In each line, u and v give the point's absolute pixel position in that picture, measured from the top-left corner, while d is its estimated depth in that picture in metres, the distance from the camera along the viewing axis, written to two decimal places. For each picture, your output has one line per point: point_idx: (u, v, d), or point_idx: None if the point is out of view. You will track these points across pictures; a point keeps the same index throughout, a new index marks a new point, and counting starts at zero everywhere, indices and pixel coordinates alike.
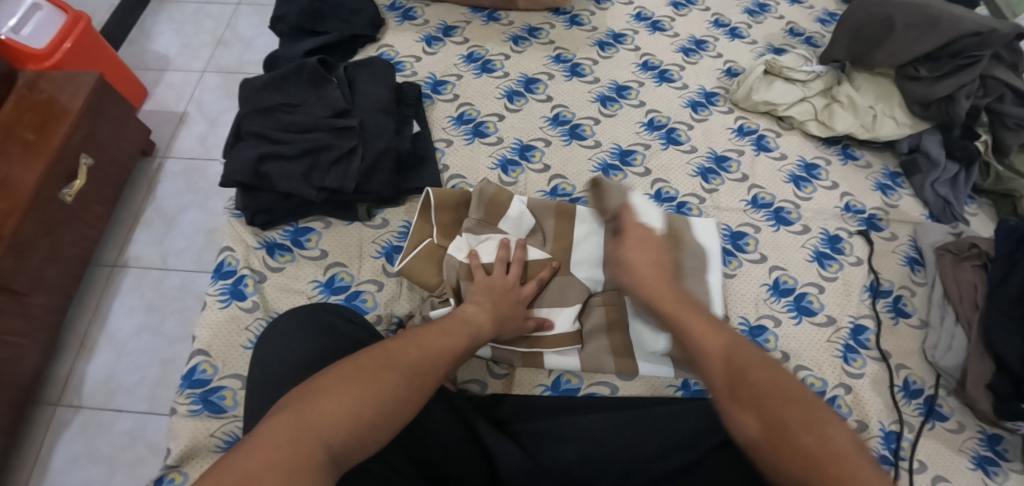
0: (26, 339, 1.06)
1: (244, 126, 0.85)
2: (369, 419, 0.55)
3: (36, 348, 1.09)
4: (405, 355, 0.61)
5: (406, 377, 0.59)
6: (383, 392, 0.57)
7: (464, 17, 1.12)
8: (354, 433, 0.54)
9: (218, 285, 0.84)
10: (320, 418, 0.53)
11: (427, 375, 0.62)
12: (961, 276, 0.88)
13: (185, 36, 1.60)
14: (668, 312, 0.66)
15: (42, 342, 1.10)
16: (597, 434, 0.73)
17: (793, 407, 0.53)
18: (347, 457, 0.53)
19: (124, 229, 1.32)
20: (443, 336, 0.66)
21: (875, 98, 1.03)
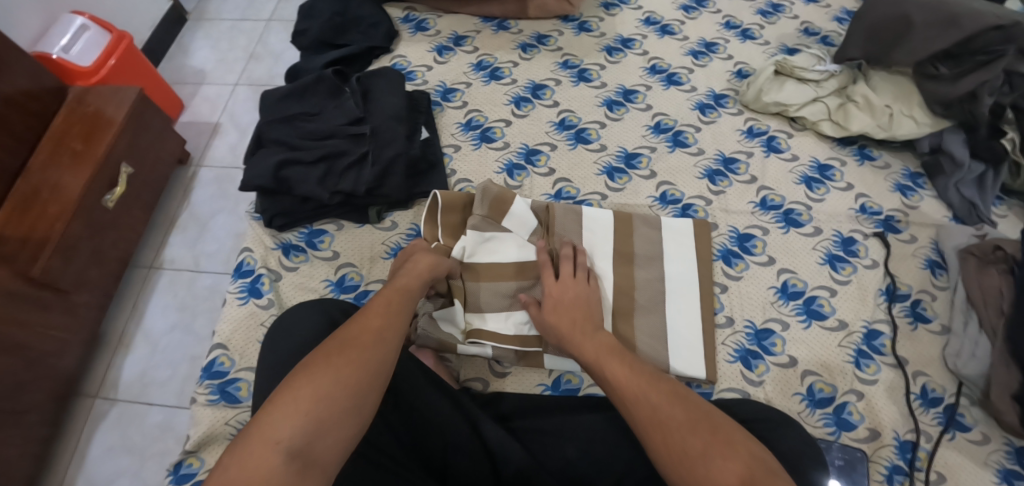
0: (71, 334, 1.14)
1: (267, 134, 0.89)
2: (320, 405, 0.52)
3: (78, 342, 1.16)
4: (350, 336, 0.58)
5: (340, 353, 0.56)
6: (327, 378, 0.54)
7: (475, 26, 1.15)
8: (304, 426, 0.51)
9: (238, 283, 0.85)
10: (273, 427, 0.51)
11: (372, 347, 0.58)
12: (986, 281, 0.83)
13: (221, 52, 1.69)
14: (591, 364, 0.65)
15: (84, 337, 1.18)
16: (602, 432, 0.72)
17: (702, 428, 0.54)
18: (304, 452, 0.50)
19: (159, 233, 1.40)
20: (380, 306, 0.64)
21: (892, 97, 1.00)
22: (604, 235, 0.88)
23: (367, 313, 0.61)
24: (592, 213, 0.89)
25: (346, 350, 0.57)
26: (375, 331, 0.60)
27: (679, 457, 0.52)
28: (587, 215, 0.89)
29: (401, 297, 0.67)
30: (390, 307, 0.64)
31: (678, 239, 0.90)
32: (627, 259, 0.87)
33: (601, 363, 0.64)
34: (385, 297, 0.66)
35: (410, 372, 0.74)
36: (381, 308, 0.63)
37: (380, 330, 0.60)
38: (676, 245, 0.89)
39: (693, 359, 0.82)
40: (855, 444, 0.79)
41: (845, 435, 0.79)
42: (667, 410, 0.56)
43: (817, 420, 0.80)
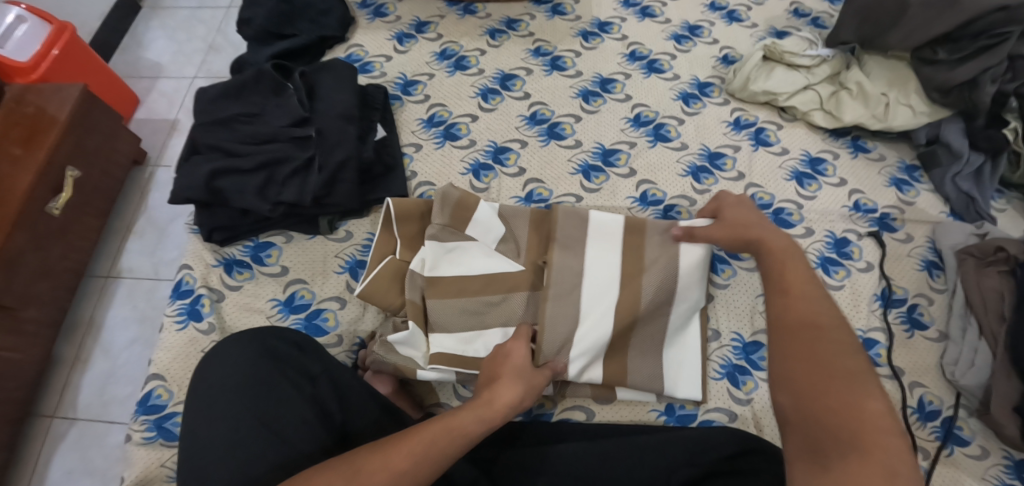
0: (23, 353, 1.06)
1: (200, 139, 0.80)
2: None
3: (31, 363, 1.08)
4: (360, 472, 0.50)
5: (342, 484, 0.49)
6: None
7: (439, 11, 1.06)
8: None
9: (176, 305, 0.77)
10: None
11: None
12: (984, 283, 0.78)
13: (174, 41, 1.57)
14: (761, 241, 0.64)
15: (38, 357, 1.09)
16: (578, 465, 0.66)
17: (867, 384, 0.49)
18: None
19: (115, 239, 1.30)
20: (425, 434, 0.54)
21: (887, 84, 0.93)
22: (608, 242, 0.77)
23: (396, 445, 0.53)
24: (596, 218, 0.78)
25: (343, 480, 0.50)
26: (393, 474, 0.51)
27: (825, 371, 0.51)
28: (594, 219, 0.78)
29: (451, 435, 0.55)
30: (430, 445, 0.53)
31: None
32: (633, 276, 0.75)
33: (774, 257, 0.62)
34: (431, 429, 0.55)
35: (362, 408, 0.63)
36: (418, 442, 0.54)
37: (399, 473, 0.51)
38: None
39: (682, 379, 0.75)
40: None
41: None
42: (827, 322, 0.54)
43: None
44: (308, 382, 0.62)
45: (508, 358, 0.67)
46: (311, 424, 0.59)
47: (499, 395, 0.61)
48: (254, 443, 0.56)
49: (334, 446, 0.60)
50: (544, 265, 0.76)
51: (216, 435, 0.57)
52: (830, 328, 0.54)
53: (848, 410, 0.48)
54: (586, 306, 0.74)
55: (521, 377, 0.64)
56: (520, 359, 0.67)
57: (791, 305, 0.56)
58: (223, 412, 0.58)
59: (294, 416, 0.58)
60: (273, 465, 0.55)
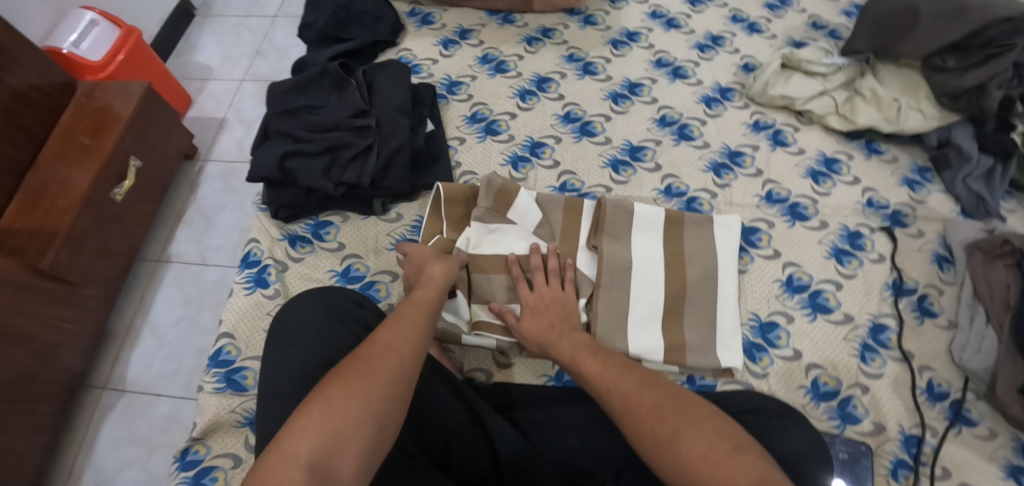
0: (81, 325, 1.10)
1: (272, 126, 0.90)
2: (335, 407, 0.54)
3: (85, 333, 1.12)
4: (362, 353, 0.58)
5: (351, 369, 0.56)
6: (340, 400, 0.54)
7: (480, 20, 1.17)
8: (321, 442, 0.52)
9: (244, 274, 0.86)
10: (291, 444, 0.51)
11: (386, 358, 0.58)
12: (992, 275, 0.82)
13: (225, 46, 1.69)
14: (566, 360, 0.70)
15: (91, 333, 1.13)
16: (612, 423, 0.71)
17: (704, 425, 0.55)
18: (324, 466, 0.51)
19: (167, 226, 1.36)
20: (399, 318, 0.64)
21: (899, 90, 1.00)
22: (653, 232, 0.87)
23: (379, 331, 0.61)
24: (643, 211, 0.88)
25: (358, 373, 0.56)
26: (388, 344, 0.60)
27: (658, 437, 0.56)
28: (639, 213, 0.88)
29: (419, 316, 0.65)
30: (407, 324, 0.63)
31: (720, 235, 0.88)
32: (677, 267, 0.85)
33: (577, 362, 0.68)
34: (401, 313, 0.65)
35: None
36: (395, 325, 0.63)
37: (390, 344, 0.60)
38: (697, 234, 0.88)
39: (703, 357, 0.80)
40: (861, 438, 0.78)
41: (850, 428, 0.79)
42: (638, 399, 0.60)
43: (822, 414, 0.80)
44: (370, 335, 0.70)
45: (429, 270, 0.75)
46: None
47: (435, 278, 0.73)
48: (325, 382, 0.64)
49: None
50: (595, 249, 0.85)
51: (292, 374, 0.65)
52: (653, 380, 0.62)
53: (720, 436, 0.54)
54: (620, 291, 0.83)
55: (450, 265, 0.76)
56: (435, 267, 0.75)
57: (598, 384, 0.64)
58: (297, 355, 0.66)
59: None
60: None
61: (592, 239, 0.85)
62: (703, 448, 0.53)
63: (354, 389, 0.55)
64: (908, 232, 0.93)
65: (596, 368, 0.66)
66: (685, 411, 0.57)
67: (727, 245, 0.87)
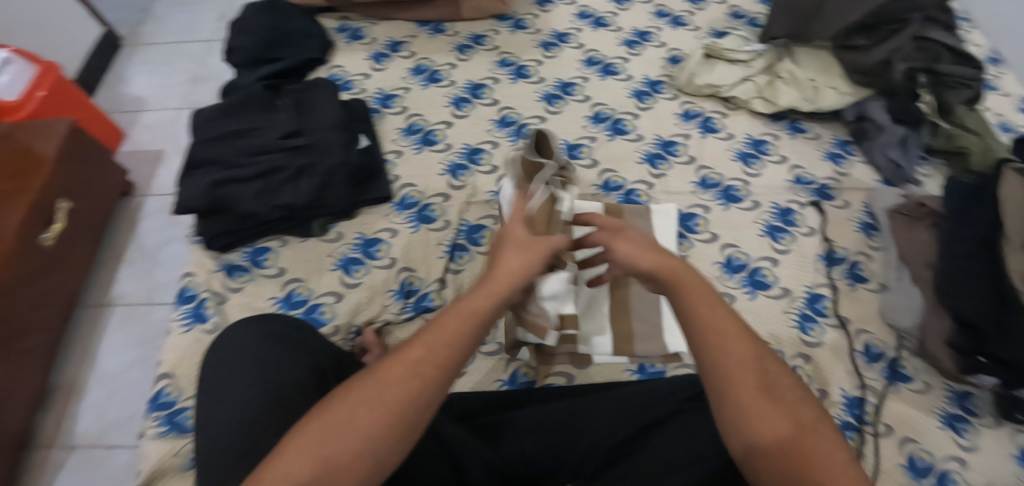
0: (22, 381, 1.05)
1: (196, 155, 0.87)
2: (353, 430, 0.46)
3: (25, 390, 1.06)
4: (395, 366, 0.50)
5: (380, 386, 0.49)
6: (337, 421, 0.46)
7: (411, 32, 1.17)
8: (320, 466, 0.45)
9: (182, 310, 0.83)
10: (278, 476, 0.44)
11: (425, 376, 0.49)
12: (914, 237, 0.87)
13: (155, 75, 1.63)
14: (678, 300, 0.57)
15: (33, 387, 1.08)
16: (570, 421, 0.69)
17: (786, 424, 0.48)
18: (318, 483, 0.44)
19: (107, 268, 1.31)
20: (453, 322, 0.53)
21: (816, 71, 1.04)
22: (591, 224, 0.88)
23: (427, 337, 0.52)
24: (579, 205, 0.89)
25: (381, 388, 0.48)
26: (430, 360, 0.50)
27: (741, 423, 0.48)
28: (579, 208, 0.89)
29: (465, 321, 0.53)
30: (458, 332, 0.53)
31: (659, 223, 0.91)
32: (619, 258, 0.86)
33: (690, 305, 0.55)
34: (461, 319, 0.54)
35: None
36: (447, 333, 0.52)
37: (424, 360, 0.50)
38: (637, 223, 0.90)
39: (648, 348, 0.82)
40: None
41: None
42: (735, 372, 0.51)
43: None
44: (311, 358, 0.68)
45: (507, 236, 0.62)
46: (314, 390, 0.64)
47: (508, 260, 0.59)
48: (263, 410, 0.60)
49: None
50: None
51: (226, 404, 0.61)
52: (756, 353, 0.52)
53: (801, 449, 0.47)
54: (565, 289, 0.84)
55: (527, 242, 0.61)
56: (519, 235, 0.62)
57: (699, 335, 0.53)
58: (233, 384, 0.63)
59: (295, 384, 0.63)
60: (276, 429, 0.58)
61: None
62: (782, 449, 0.47)
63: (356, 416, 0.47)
64: (835, 203, 0.97)
65: (716, 319, 0.54)
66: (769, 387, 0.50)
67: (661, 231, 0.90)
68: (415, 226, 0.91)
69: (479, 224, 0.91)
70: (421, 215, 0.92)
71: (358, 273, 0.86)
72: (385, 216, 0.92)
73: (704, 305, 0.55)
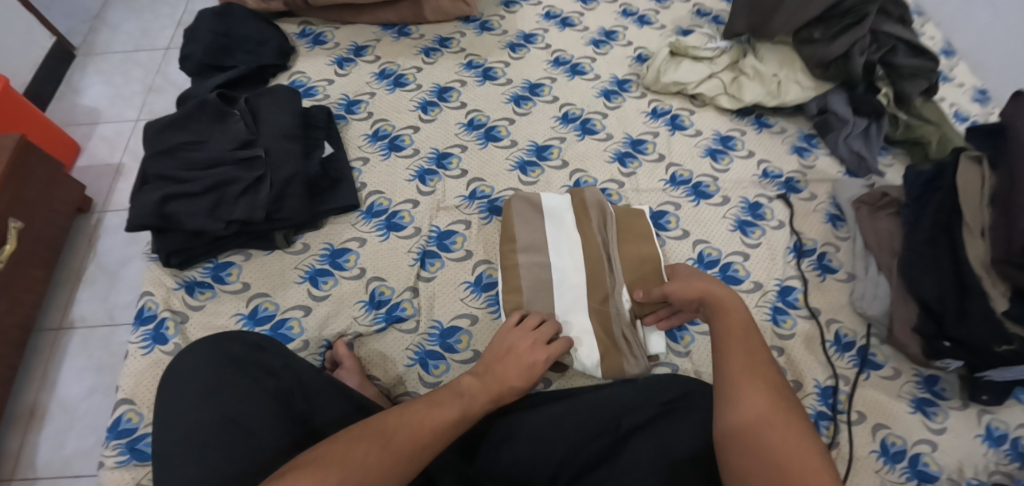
0: None
1: (149, 169, 0.84)
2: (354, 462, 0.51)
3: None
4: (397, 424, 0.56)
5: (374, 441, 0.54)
6: (353, 455, 0.52)
7: (374, 35, 1.15)
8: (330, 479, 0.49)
9: (140, 332, 0.80)
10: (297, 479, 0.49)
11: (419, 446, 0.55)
12: (877, 226, 0.89)
13: (110, 86, 1.57)
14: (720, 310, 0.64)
15: None
16: (544, 430, 0.68)
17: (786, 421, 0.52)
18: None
19: (65, 289, 1.25)
20: (430, 407, 0.60)
21: (777, 66, 1.06)
22: (564, 222, 0.86)
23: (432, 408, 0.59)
24: (551, 205, 0.88)
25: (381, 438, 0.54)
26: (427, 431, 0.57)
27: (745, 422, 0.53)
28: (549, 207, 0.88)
29: (461, 418, 0.61)
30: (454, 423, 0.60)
31: None
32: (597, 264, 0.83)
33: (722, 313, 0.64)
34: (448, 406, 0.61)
35: (328, 401, 0.65)
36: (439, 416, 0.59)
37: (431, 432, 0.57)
38: (623, 224, 0.88)
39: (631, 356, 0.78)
40: None
41: None
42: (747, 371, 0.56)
43: None
44: (273, 378, 0.65)
45: (511, 355, 0.70)
46: (277, 414, 0.62)
47: (497, 376, 0.67)
48: (226, 439, 0.59)
49: (300, 433, 0.62)
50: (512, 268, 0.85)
51: (185, 434, 0.60)
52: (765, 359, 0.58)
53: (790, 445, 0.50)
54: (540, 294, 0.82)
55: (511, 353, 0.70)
56: (523, 350, 0.71)
57: (726, 336, 0.61)
58: (193, 413, 0.61)
59: (258, 410, 0.61)
60: (246, 461, 0.58)
61: (508, 251, 0.84)
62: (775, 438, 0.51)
63: (351, 456, 0.52)
64: (803, 196, 0.99)
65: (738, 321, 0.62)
66: (772, 394, 0.54)
67: (644, 235, 0.86)
68: (384, 235, 0.89)
69: (450, 229, 0.90)
70: (390, 223, 0.90)
71: (326, 285, 0.84)
72: (353, 225, 0.89)
73: (741, 328, 0.61)
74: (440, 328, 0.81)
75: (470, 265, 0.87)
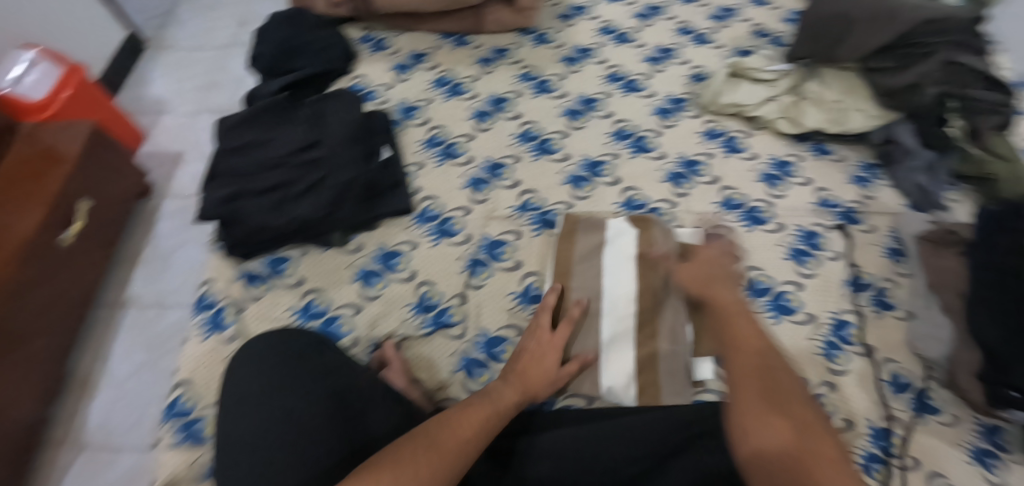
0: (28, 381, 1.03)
1: (219, 165, 0.88)
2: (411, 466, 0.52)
3: (36, 390, 1.05)
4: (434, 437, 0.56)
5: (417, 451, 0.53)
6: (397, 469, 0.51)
7: (433, 43, 1.17)
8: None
9: (200, 317, 0.83)
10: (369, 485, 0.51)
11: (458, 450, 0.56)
12: (941, 264, 0.85)
13: (176, 79, 1.64)
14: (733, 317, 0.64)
15: (41, 387, 1.06)
16: (589, 450, 0.66)
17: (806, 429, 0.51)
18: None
19: (123, 269, 1.31)
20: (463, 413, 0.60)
21: (841, 92, 1.03)
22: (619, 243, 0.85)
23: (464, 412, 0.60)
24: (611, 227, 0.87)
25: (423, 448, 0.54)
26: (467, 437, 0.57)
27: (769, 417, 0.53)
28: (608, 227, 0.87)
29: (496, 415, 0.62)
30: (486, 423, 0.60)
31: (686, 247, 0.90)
32: (649, 293, 0.81)
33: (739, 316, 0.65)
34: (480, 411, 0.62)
35: (378, 404, 0.64)
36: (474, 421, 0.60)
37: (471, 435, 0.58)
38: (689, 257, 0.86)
39: (682, 387, 0.76)
40: None
41: None
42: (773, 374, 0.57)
43: None
44: (332, 376, 0.64)
45: (532, 357, 0.74)
46: (333, 415, 0.61)
47: (526, 378, 0.71)
48: (284, 438, 0.58)
49: (354, 435, 0.61)
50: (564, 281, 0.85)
51: (246, 425, 0.60)
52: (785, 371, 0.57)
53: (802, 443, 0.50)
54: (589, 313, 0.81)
55: (538, 361, 0.74)
56: (542, 358, 0.75)
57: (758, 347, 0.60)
58: (254, 403, 0.61)
59: (315, 407, 0.61)
60: (301, 458, 0.57)
61: (564, 258, 0.85)
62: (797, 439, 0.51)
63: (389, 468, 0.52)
64: (863, 228, 0.95)
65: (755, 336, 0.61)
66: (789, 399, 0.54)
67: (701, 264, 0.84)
68: (435, 240, 0.90)
69: (500, 239, 0.90)
70: (442, 229, 0.91)
71: (377, 285, 0.86)
72: (405, 228, 0.91)
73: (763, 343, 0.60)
74: (485, 337, 0.82)
75: (519, 276, 0.87)
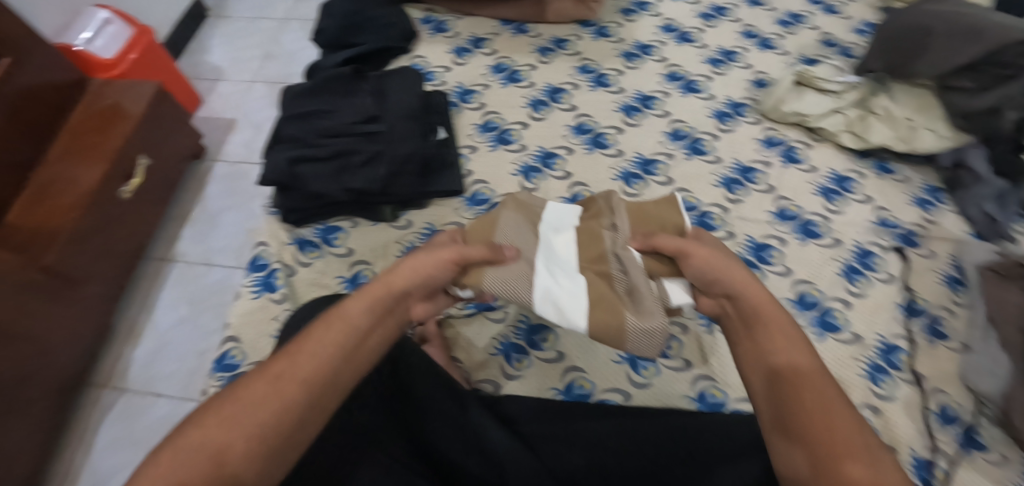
0: (82, 323, 1.07)
1: (283, 130, 0.90)
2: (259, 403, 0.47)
3: (88, 331, 1.09)
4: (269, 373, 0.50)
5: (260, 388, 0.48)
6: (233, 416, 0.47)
7: (493, 29, 1.17)
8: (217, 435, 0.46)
9: (252, 277, 0.86)
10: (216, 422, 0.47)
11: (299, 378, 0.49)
12: (1005, 297, 0.80)
13: (235, 47, 1.68)
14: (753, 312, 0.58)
15: (92, 330, 1.10)
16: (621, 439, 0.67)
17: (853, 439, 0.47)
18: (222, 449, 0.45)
19: (173, 225, 1.35)
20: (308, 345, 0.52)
21: (913, 110, 0.99)
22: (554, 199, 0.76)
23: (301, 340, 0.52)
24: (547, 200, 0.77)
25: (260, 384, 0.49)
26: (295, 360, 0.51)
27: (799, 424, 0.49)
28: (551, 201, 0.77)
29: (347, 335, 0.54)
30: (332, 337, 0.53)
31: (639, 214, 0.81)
32: (593, 232, 0.72)
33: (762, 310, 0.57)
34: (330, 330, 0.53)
35: None
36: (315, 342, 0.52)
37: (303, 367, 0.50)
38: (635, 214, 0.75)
39: (648, 306, 0.65)
40: None
41: None
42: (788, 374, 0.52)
43: None
44: None
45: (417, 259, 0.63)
46: None
47: (393, 276, 0.59)
48: None
49: None
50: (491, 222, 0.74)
51: None
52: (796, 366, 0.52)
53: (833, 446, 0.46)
54: None
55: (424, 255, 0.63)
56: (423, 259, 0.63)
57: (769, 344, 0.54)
58: None
59: None
60: None
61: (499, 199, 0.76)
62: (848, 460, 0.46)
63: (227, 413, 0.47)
64: (921, 252, 0.92)
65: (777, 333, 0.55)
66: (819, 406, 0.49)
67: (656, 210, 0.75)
68: None
69: None
70: None
71: None
72: (454, 209, 0.92)
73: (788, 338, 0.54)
74: (527, 323, 0.84)
75: None
